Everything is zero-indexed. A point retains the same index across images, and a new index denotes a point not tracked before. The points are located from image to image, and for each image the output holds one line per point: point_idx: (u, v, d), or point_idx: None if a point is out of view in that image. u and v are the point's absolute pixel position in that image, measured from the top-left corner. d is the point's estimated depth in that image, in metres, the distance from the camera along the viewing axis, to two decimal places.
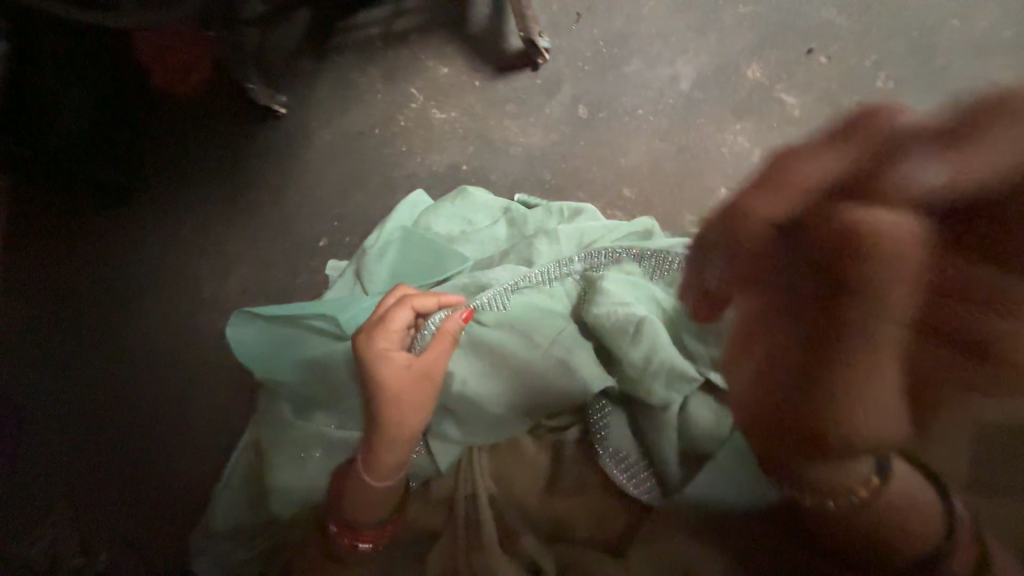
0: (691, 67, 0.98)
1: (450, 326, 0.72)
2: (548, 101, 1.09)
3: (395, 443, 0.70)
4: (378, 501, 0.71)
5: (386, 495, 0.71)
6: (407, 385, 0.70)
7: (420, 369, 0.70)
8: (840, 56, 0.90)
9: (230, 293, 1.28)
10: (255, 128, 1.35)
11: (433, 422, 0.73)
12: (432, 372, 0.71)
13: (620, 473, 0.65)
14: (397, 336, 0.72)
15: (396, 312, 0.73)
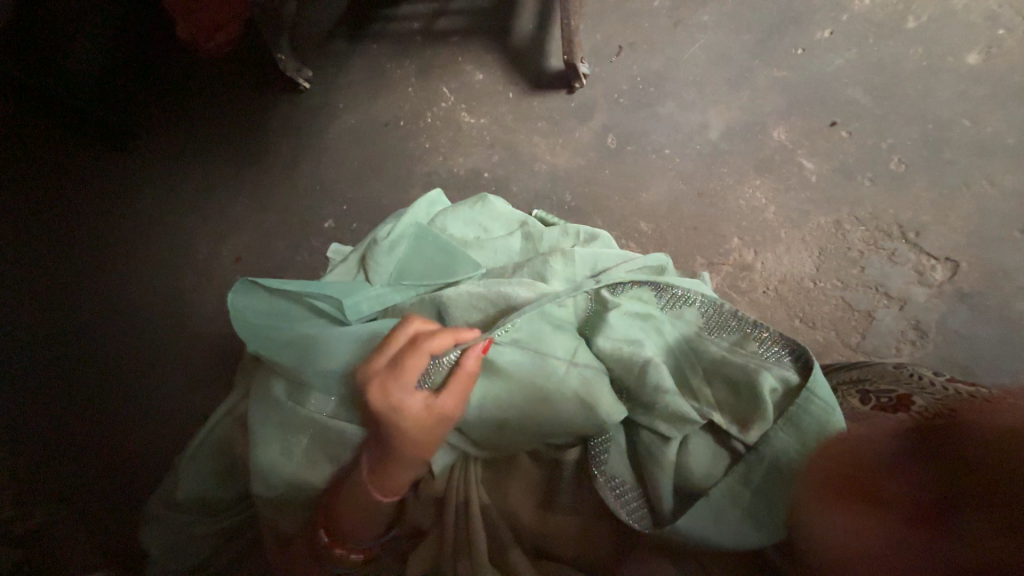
0: (721, 118, 1.03)
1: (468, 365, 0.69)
2: (579, 126, 1.12)
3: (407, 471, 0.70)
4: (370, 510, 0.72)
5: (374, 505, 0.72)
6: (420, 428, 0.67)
7: (433, 412, 0.67)
8: (860, 133, 0.96)
9: (226, 259, 1.25)
10: (278, 98, 1.33)
11: None
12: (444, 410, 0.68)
13: (617, 502, 0.65)
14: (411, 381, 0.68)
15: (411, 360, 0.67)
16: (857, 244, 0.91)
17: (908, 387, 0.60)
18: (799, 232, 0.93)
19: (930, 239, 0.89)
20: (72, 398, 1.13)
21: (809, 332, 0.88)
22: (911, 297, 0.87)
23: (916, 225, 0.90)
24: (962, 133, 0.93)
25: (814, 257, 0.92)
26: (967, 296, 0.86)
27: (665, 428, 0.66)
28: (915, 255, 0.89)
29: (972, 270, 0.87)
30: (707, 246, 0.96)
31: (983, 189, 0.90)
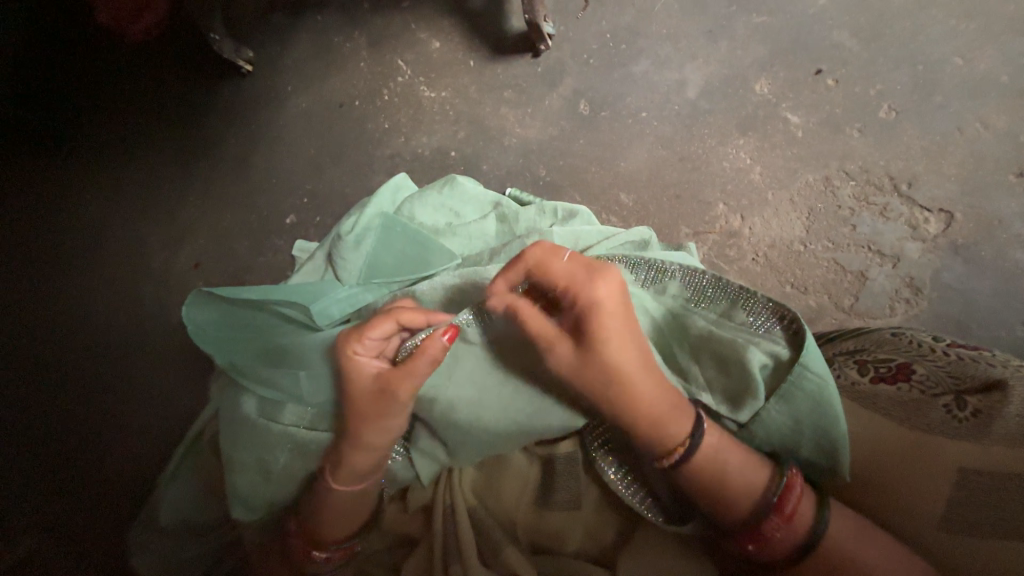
0: (700, 74, 0.96)
1: (434, 344, 0.61)
2: (549, 93, 1.03)
3: (358, 453, 0.63)
4: (347, 520, 0.65)
5: (353, 513, 0.65)
6: (372, 398, 0.62)
7: (383, 385, 0.62)
8: (847, 81, 0.90)
9: (184, 267, 1.16)
10: (216, 86, 1.21)
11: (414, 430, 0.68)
12: (398, 389, 0.61)
13: (627, 490, 0.61)
14: (375, 344, 0.65)
15: (377, 321, 0.65)
16: (847, 201, 0.87)
17: (909, 355, 0.57)
18: (787, 192, 0.89)
19: (922, 190, 0.85)
20: (29, 430, 1.05)
21: (801, 297, 0.85)
22: (904, 253, 0.84)
23: (907, 175, 0.86)
24: (953, 73, 0.88)
25: (803, 218, 0.87)
26: (961, 248, 0.84)
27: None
28: (908, 207, 0.85)
29: (966, 220, 0.84)
30: (692, 215, 0.91)
31: (977, 132, 0.86)
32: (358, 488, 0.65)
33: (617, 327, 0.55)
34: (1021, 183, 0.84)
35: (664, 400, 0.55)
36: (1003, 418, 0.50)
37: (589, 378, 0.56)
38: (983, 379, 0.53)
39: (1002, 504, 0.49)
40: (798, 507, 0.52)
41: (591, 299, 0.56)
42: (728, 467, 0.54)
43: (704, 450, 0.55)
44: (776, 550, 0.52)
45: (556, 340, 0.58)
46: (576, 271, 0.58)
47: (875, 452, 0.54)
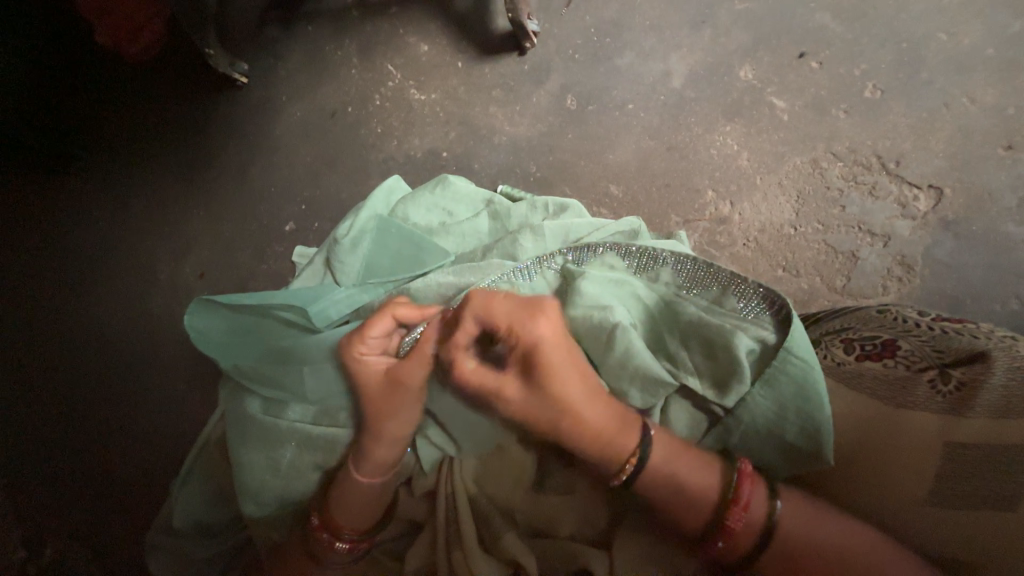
0: (684, 64, 0.96)
1: (438, 330, 0.63)
2: (536, 89, 1.04)
3: (381, 446, 0.65)
4: (360, 514, 0.66)
5: (368, 505, 0.66)
6: (385, 393, 0.64)
7: (395, 375, 0.64)
8: (832, 62, 0.90)
9: (189, 277, 1.19)
10: (215, 100, 1.23)
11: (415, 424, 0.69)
12: (410, 379, 0.64)
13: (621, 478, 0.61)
14: (378, 342, 0.66)
15: (375, 320, 0.66)
16: (836, 182, 0.86)
17: (893, 331, 0.57)
18: (776, 175, 0.89)
19: (912, 167, 0.85)
20: (49, 441, 1.08)
21: (794, 280, 0.85)
22: (895, 231, 0.84)
23: (895, 153, 0.86)
24: (938, 50, 0.87)
25: (792, 202, 0.87)
26: (952, 223, 0.83)
27: (639, 396, 0.61)
28: (897, 186, 0.85)
29: (957, 196, 0.83)
30: (682, 203, 0.91)
31: (964, 107, 0.85)
32: (378, 482, 0.66)
33: (563, 362, 0.57)
34: (1012, 156, 0.83)
35: (614, 423, 0.57)
36: (988, 388, 0.50)
37: (541, 413, 0.57)
38: (967, 351, 0.53)
39: (992, 475, 0.49)
40: (746, 512, 0.54)
41: (534, 335, 0.57)
42: (679, 477, 0.56)
43: (654, 463, 0.56)
44: (726, 550, 0.55)
45: (505, 380, 0.58)
46: (517, 309, 0.59)
47: (866, 431, 0.53)
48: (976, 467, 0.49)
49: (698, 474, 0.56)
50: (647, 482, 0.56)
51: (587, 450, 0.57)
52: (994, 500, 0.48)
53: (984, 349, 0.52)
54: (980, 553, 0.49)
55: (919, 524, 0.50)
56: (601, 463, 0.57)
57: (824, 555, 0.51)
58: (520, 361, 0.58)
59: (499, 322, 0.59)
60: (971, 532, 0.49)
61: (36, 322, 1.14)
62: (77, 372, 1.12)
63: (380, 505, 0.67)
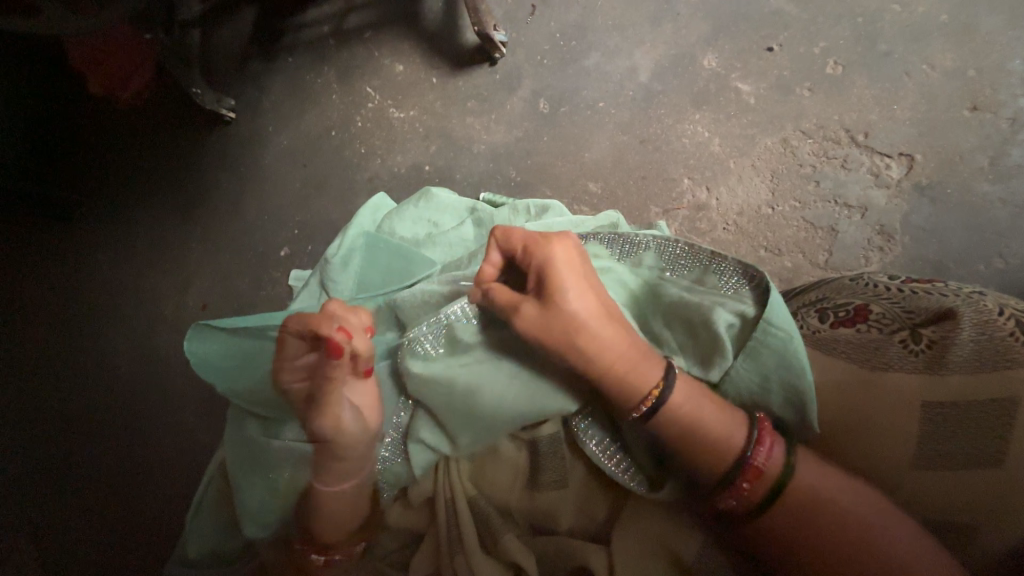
0: (649, 58, 0.98)
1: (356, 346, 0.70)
2: (509, 97, 1.07)
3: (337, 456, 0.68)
4: (341, 522, 0.67)
5: (344, 514, 0.68)
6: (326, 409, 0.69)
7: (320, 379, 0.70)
8: (792, 44, 0.91)
9: (191, 310, 1.22)
10: (204, 137, 1.28)
11: (411, 429, 0.70)
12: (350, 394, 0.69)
13: (611, 463, 0.63)
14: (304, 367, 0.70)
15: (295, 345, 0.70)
16: (808, 159, 0.87)
17: (866, 296, 0.58)
18: (748, 158, 0.90)
19: (881, 138, 0.86)
20: (64, 482, 1.10)
21: (777, 259, 0.85)
22: (871, 201, 0.84)
23: (863, 125, 0.86)
24: (898, 19, 0.88)
25: (768, 182, 0.88)
26: (927, 188, 0.83)
27: None
28: (868, 156, 0.86)
29: (929, 160, 0.84)
30: (660, 193, 0.93)
31: (925, 74, 0.86)
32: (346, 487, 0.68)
33: (574, 280, 0.60)
34: (979, 117, 0.84)
35: (634, 347, 0.58)
36: (959, 344, 0.50)
37: (561, 332, 0.58)
38: (936, 309, 0.53)
39: (967, 431, 0.49)
40: (769, 457, 0.53)
41: (547, 256, 0.61)
42: (696, 434, 0.56)
43: (677, 402, 0.56)
44: (747, 502, 0.54)
45: (521, 301, 0.61)
46: (534, 238, 0.64)
47: (847, 398, 0.53)
48: (949, 424, 0.49)
49: (721, 432, 0.55)
50: (671, 418, 0.56)
51: (611, 376, 0.58)
52: (969, 456, 0.49)
53: (952, 306, 0.53)
54: (960, 508, 0.50)
55: (901, 485, 0.51)
56: (628, 393, 0.57)
57: (819, 525, 0.51)
58: (535, 281, 0.62)
59: (518, 248, 0.64)
60: (951, 487, 0.50)
61: (45, 366, 1.17)
62: (89, 413, 1.15)
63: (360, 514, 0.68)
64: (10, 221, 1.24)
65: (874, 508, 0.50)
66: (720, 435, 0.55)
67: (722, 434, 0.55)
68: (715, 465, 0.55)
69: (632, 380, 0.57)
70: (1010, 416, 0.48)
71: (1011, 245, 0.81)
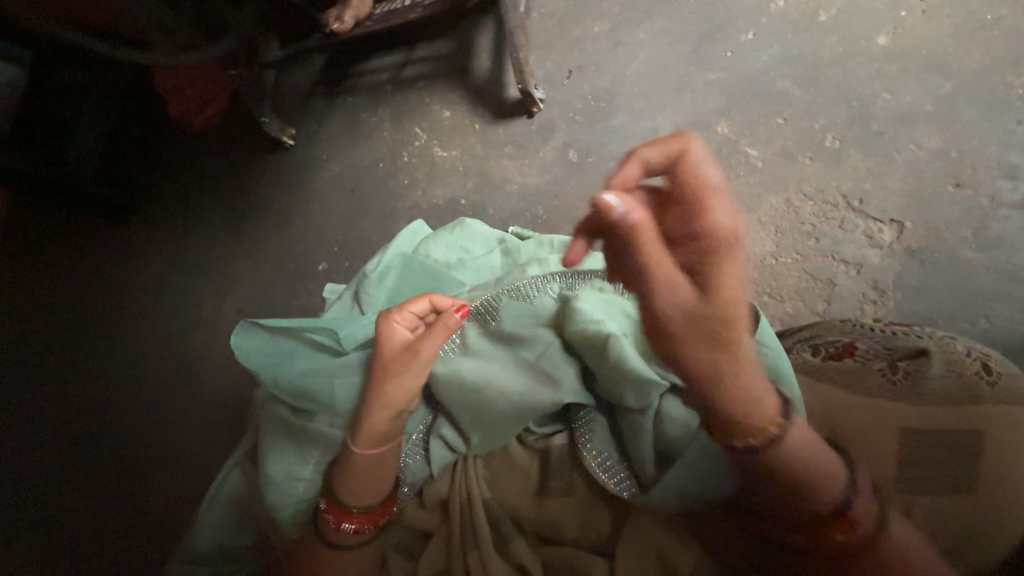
0: (669, 122, 1.11)
1: (450, 318, 0.78)
2: (542, 146, 1.21)
3: (377, 414, 0.74)
4: (367, 489, 0.74)
5: (373, 482, 0.74)
6: (398, 356, 0.77)
7: (410, 345, 0.77)
8: (796, 119, 1.04)
9: (229, 313, 1.32)
10: (263, 161, 1.43)
11: (438, 425, 0.79)
12: (421, 350, 0.76)
13: (605, 474, 0.69)
14: (410, 317, 0.80)
15: (415, 298, 0.80)
16: (809, 218, 0.97)
17: (853, 335, 0.70)
18: (756, 213, 0.99)
19: (874, 205, 0.95)
20: (93, 463, 1.18)
21: (778, 304, 0.94)
22: (865, 259, 0.93)
23: (858, 193, 0.96)
24: (894, 104, 1.00)
25: (772, 236, 0.97)
26: (916, 251, 0.92)
27: (634, 397, 0.68)
28: (861, 220, 0.95)
29: (917, 227, 0.93)
30: None
31: (913, 152, 0.97)
32: (376, 452, 0.74)
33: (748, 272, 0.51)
34: (962, 192, 0.93)
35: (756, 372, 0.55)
36: (930, 376, 0.60)
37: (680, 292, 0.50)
38: (912, 348, 0.65)
39: (953, 456, 0.55)
40: (866, 503, 0.52)
41: (728, 236, 0.51)
42: (805, 469, 0.53)
43: (794, 439, 0.53)
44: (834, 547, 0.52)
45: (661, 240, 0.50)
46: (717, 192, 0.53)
47: (849, 417, 0.60)
48: (933, 451, 0.56)
49: (831, 474, 0.53)
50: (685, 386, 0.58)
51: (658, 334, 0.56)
52: (959, 480, 0.54)
53: (922, 346, 0.65)
54: (957, 535, 0.53)
55: (913, 508, 0.53)
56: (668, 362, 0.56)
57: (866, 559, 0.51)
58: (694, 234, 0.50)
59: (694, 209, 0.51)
60: (948, 509, 0.53)
61: (93, 355, 1.28)
62: (124, 402, 1.24)
63: (385, 487, 0.75)
64: (82, 221, 1.38)
65: (906, 536, 0.52)
66: (829, 476, 0.53)
67: (827, 472, 0.53)
68: (698, 484, 0.62)
69: (754, 393, 0.54)
70: (980, 446, 0.55)
71: (995, 308, 0.88)
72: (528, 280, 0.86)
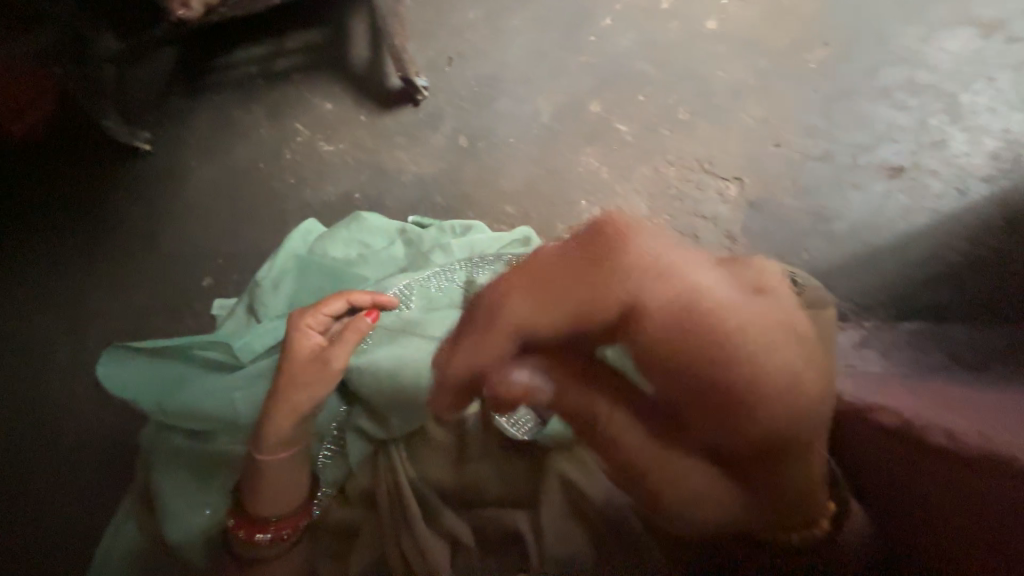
0: (549, 104, 1.18)
1: (362, 325, 0.79)
2: (433, 133, 1.21)
3: (285, 418, 0.72)
4: (280, 496, 0.71)
5: (286, 487, 0.72)
6: (308, 362, 0.75)
7: (322, 354, 0.76)
8: (656, 95, 1.16)
9: (93, 349, 1.14)
10: (116, 171, 1.24)
11: (358, 420, 0.80)
12: (332, 358, 0.76)
13: (513, 428, 0.71)
14: (324, 320, 0.80)
15: (330, 300, 0.81)
16: (674, 183, 1.10)
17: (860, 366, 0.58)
18: (631, 183, 1.11)
19: (723, 166, 1.10)
20: None
21: None
22: (718, 215, 1.06)
23: (709, 157, 1.11)
24: (732, 80, 1.16)
25: (647, 203, 1.09)
26: (754, 204, 1.06)
27: None
28: (711, 178, 1.10)
29: (754, 183, 1.08)
30: (565, 214, 1.11)
31: (748, 120, 1.13)
32: (286, 455, 0.72)
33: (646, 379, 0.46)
34: (783, 149, 1.10)
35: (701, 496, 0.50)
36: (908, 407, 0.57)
37: (632, 396, 0.48)
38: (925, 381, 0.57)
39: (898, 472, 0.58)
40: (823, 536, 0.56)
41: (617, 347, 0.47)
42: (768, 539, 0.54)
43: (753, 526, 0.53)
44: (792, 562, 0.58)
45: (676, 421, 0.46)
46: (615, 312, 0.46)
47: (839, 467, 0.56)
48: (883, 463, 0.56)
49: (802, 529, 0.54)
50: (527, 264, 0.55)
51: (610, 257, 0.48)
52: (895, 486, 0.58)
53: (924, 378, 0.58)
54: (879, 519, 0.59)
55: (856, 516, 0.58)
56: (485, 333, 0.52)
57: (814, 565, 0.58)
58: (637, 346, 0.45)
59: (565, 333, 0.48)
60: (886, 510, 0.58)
61: None
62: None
63: (302, 490, 0.73)
64: None
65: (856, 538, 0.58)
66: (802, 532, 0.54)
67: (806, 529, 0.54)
68: None
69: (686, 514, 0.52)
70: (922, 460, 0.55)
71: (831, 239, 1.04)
72: (434, 271, 0.92)
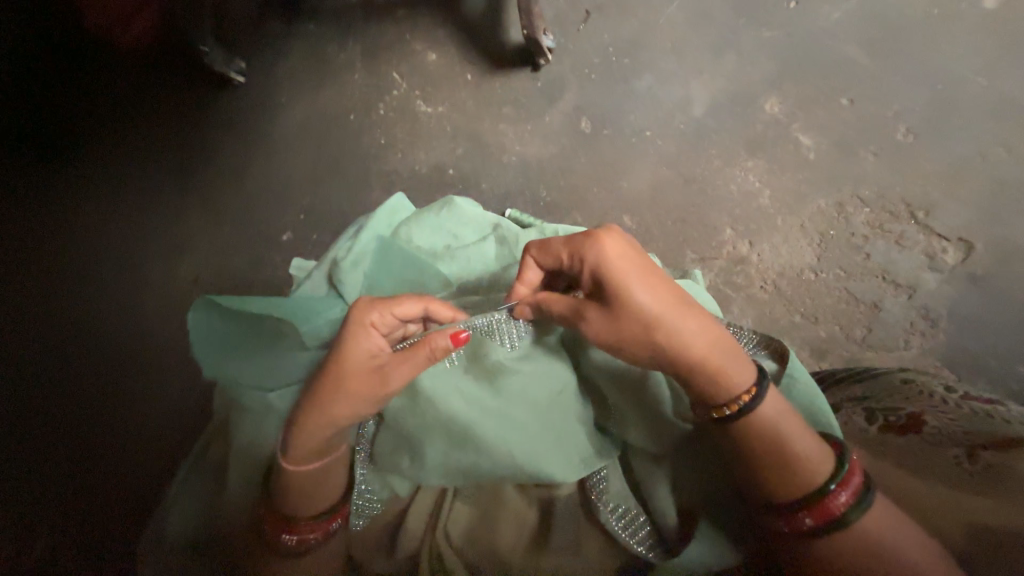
0: (704, 91, 0.96)
1: (437, 342, 0.58)
2: (548, 108, 1.01)
3: (312, 428, 0.58)
4: (308, 494, 0.58)
5: (315, 489, 0.59)
6: (363, 374, 0.58)
7: (374, 371, 0.58)
8: (862, 99, 0.94)
9: (182, 281, 1.03)
10: (209, 104, 1.11)
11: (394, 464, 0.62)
12: (389, 380, 0.58)
13: (620, 526, 0.59)
14: (392, 321, 0.61)
15: (404, 298, 0.62)
16: (860, 229, 0.91)
17: None
18: (797, 217, 0.92)
19: (941, 219, 0.90)
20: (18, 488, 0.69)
21: (812, 326, 0.89)
22: (919, 282, 0.89)
23: (926, 203, 0.90)
24: (952, 99, 0.93)
25: (813, 247, 0.91)
26: (980, 279, 0.88)
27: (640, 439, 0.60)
28: (924, 236, 0.90)
29: (985, 251, 0.89)
30: (699, 239, 0.92)
31: (976, 160, 0.91)
32: (314, 465, 0.58)
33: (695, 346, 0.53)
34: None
35: None
36: None
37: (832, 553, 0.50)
38: None
39: None
40: None
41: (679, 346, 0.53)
42: None
43: None
44: None
45: (834, 517, 0.49)
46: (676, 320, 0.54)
47: None
48: None
49: None
50: (550, 296, 0.59)
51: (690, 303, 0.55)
52: None
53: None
54: None
55: None
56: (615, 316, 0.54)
57: None
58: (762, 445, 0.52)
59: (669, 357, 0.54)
60: None
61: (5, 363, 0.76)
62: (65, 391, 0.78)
63: (335, 490, 0.60)
64: None
65: None
66: None
67: None
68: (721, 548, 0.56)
69: None
70: None
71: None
72: None
